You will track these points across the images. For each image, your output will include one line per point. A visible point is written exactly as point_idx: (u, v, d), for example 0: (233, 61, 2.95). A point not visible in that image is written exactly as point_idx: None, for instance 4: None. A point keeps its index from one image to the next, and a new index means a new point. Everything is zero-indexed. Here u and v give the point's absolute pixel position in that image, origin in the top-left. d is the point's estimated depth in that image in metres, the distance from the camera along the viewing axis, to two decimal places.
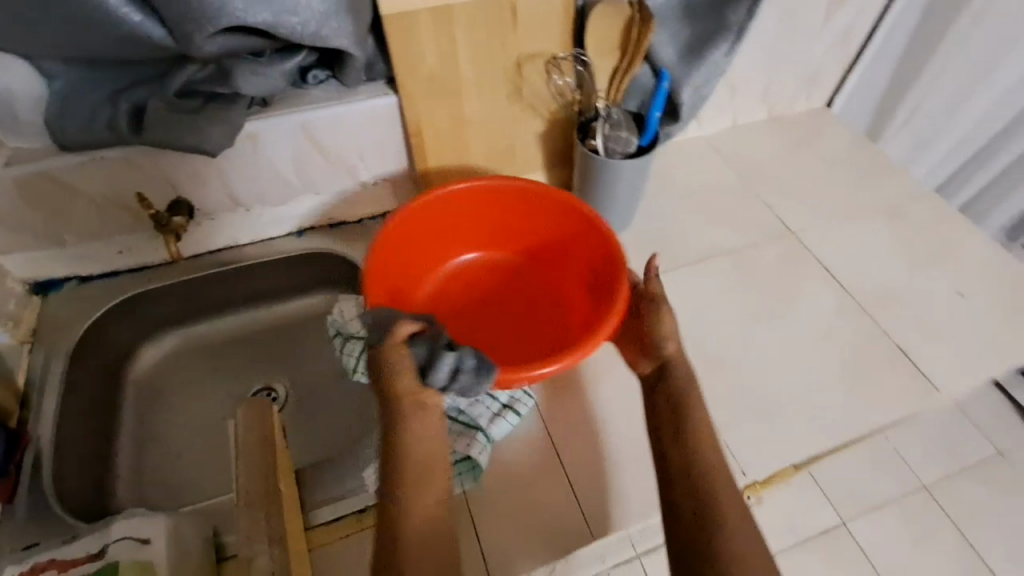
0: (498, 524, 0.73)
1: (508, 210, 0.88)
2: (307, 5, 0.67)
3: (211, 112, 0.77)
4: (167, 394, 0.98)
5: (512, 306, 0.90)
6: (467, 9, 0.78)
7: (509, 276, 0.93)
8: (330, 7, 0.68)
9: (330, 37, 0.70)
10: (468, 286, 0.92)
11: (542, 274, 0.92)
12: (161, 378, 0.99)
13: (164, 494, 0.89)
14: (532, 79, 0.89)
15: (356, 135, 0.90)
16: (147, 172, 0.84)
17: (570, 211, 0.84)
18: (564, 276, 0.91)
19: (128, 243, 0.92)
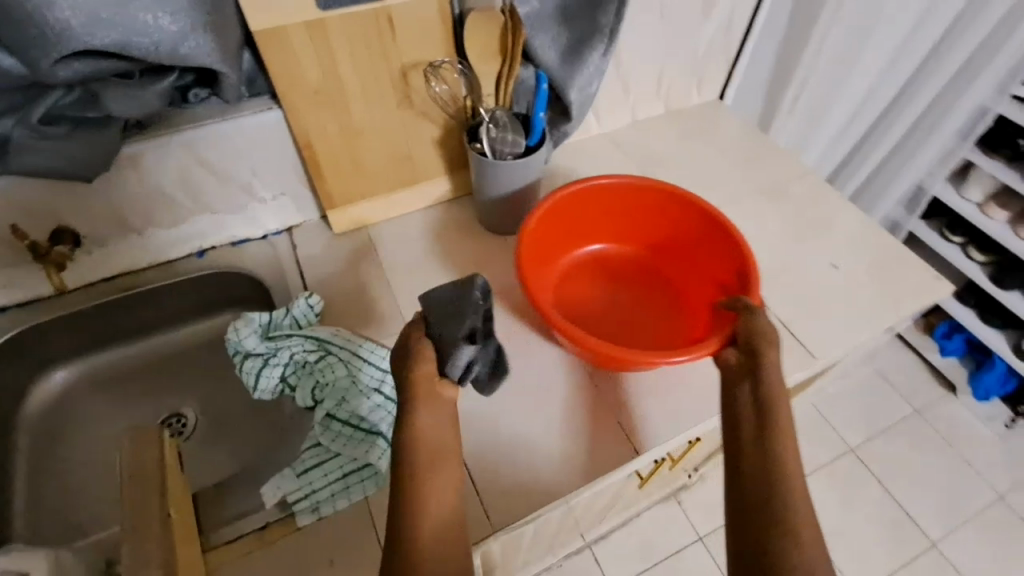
0: None
1: (669, 217, 0.97)
2: (159, 25, 0.67)
3: (82, 138, 0.76)
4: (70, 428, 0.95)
5: (640, 297, 0.98)
6: (341, 22, 0.79)
7: (649, 276, 1.01)
8: (187, 25, 0.68)
9: (191, 55, 0.70)
10: (604, 278, 1.00)
11: (666, 277, 1.00)
12: (61, 412, 0.95)
13: (66, 533, 0.85)
14: (419, 87, 0.91)
15: (245, 150, 0.90)
16: (20, 201, 0.81)
17: (703, 221, 0.93)
18: (678, 284, 0.99)
19: (12, 276, 0.88)
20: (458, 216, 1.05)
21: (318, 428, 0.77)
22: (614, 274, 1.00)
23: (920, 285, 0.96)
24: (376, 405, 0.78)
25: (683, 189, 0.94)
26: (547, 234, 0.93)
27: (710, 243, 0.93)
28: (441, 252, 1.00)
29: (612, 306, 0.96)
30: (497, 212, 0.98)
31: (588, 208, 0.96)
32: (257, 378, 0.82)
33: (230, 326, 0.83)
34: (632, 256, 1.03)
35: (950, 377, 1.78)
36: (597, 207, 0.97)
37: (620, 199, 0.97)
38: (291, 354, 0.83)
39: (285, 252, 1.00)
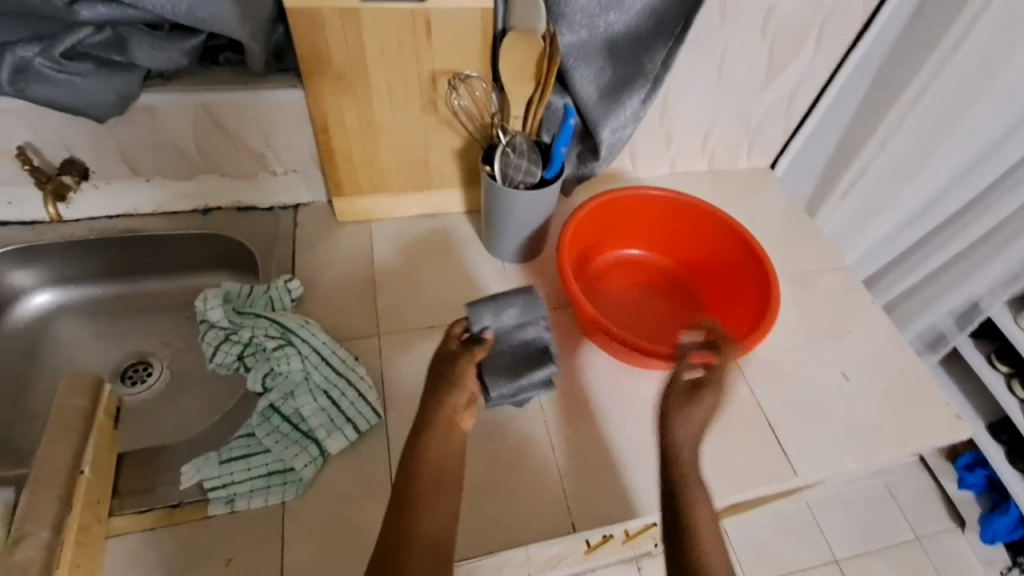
0: (309, 547, 0.67)
1: (709, 237, 0.93)
2: None
3: (106, 78, 0.77)
4: (37, 355, 0.94)
5: (664, 312, 0.94)
6: (377, 15, 0.78)
7: (677, 293, 0.96)
8: None
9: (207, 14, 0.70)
10: (635, 283, 0.96)
11: (696, 298, 0.96)
12: (33, 337, 0.94)
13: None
14: (446, 95, 0.88)
15: (263, 120, 0.89)
16: (38, 126, 0.83)
17: (743, 248, 0.90)
18: (705, 307, 0.94)
19: (19, 195, 0.90)
20: (463, 231, 1.02)
21: (257, 418, 0.75)
22: (645, 283, 0.97)
23: (935, 419, 0.87)
24: (319, 408, 0.75)
25: (735, 219, 0.91)
26: (596, 228, 0.92)
27: (741, 270, 0.90)
28: (435, 263, 0.97)
29: (637, 311, 0.93)
30: (500, 236, 0.94)
31: (635, 214, 0.93)
32: (216, 348, 0.83)
33: (197, 297, 0.85)
34: (668, 270, 0.98)
35: (961, 511, 1.62)
36: (644, 215, 0.94)
37: (667, 213, 0.94)
38: (254, 334, 0.81)
39: (285, 228, 0.99)
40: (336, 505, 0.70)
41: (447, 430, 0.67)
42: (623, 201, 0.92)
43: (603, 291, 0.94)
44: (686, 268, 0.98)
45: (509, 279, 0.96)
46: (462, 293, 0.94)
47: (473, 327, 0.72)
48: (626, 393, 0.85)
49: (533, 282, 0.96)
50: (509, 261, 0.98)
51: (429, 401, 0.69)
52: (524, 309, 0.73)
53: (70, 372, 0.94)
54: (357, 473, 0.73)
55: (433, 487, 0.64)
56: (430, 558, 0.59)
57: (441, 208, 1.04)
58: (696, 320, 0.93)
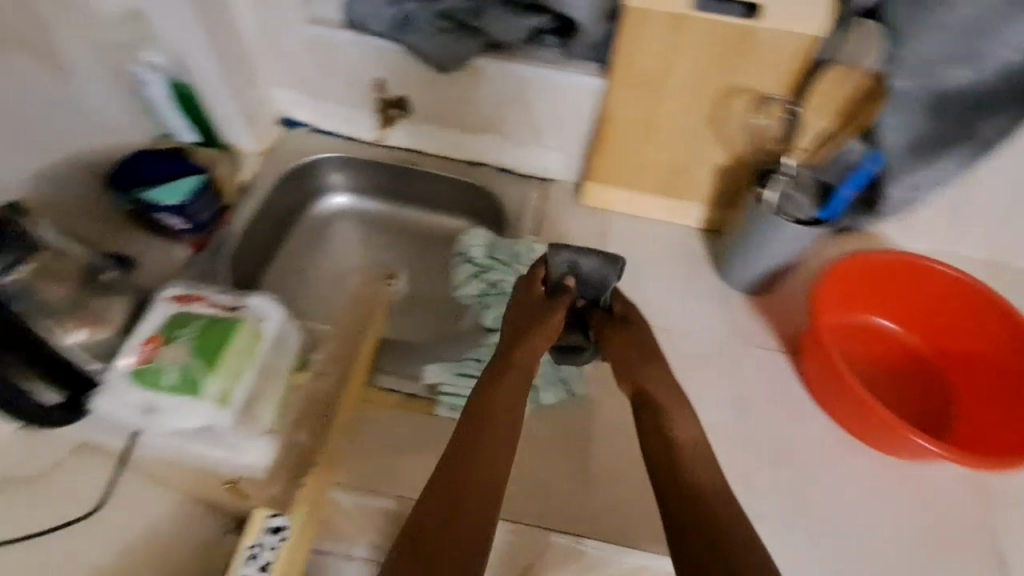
0: (520, 476, 0.77)
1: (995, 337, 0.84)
2: None
3: (453, 40, 0.90)
4: (319, 241, 1.13)
5: (910, 392, 0.86)
6: (702, 25, 0.81)
7: (931, 382, 0.87)
8: None
9: None
10: (885, 351, 0.90)
11: (952, 395, 0.86)
12: (321, 227, 1.14)
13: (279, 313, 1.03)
14: (733, 112, 0.90)
15: (558, 100, 0.99)
16: (391, 65, 0.98)
17: None
18: (959, 408, 0.84)
19: (353, 114, 1.08)
20: (695, 247, 1.04)
21: (487, 348, 0.85)
22: (896, 356, 0.90)
23: None
24: (542, 359, 0.83)
25: None
26: (865, 280, 0.89)
27: None
28: (661, 268, 1.01)
29: (877, 379, 0.87)
30: (741, 264, 0.95)
31: (914, 283, 0.88)
32: (462, 281, 0.94)
33: (466, 232, 0.95)
34: (928, 356, 0.90)
35: None
36: (924, 288, 0.88)
37: (954, 294, 0.86)
38: (499, 279, 0.92)
39: (534, 198, 1.10)
40: (546, 448, 0.80)
41: (513, 376, 0.68)
42: (907, 266, 0.87)
43: (848, 343, 0.89)
44: (951, 360, 0.89)
45: (729, 305, 0.97)
46: (682, 304, 0.97)
47: (555, 271, 0.77)
48: (833, 460, 0.84)
49: (751, 316, 0.96)
50: (734, 287, 0.98)
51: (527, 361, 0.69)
52: (593, 268, 0.76)
53: (341, 260, 1.11)
54: (566, 429, 0.82)
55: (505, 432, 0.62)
56: (481, 496, 0.56)
57: (679, 217, 1.06)
58: (944, 417, 0.83)
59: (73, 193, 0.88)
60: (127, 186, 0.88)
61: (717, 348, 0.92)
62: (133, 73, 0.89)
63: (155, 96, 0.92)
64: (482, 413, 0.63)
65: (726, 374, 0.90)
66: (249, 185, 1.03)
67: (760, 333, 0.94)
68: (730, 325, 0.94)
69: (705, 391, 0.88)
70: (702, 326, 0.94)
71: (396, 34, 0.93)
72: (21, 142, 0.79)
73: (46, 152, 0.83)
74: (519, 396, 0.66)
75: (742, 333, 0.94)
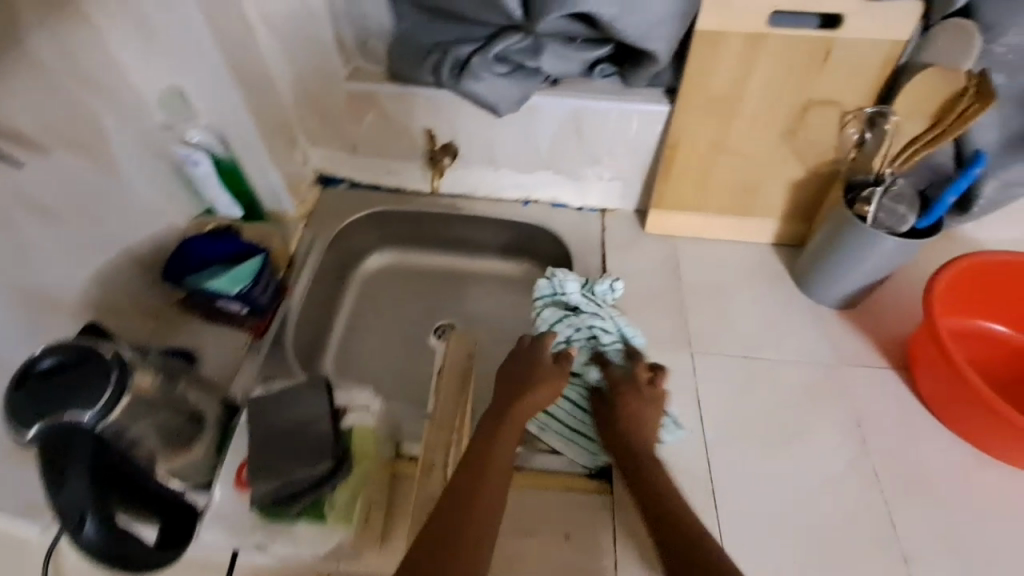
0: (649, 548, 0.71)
1: None
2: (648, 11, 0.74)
3: (517, 80, 0.87)
4: (376, 299, 1.07)
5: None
6: (778, 41, 0.78)
7: None
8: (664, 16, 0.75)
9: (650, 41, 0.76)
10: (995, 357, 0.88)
11: None
12: (376, 284, 1.09)
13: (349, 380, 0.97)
14: (814, 126, 0.86)
15: (618, 129, 0.94)
16: (440, 114, 0.95)
17: None
18: None
19: (398, 167, 1.06)
20: (772, 265, 1.00)
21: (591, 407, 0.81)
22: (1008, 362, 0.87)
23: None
24: None
25: None
26: (979, 283, 0.86)
27: None
28: (746, 291, 0.96)
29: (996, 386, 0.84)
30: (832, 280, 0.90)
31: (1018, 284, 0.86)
32: (550, 327, 0.86)
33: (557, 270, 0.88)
34: None
35: None
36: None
37: None
38: (586, 324, 0.85)
39: (596, 230, 1.07)
40: None
41: (488, 468, 0.66)
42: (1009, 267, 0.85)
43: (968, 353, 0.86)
44: None
45: (826, 324, 0.92)
46: (776, 329, 0.92)
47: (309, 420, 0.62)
48: (969, 483, 0.78)
49: (853, 333, 0.91)
50: (823, 303, 0.94)
51: (486, 451, 0.68)
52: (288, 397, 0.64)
53: (403, 319, 1.05)
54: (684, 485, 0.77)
55: (474, 504, 0.62)
56: (439, 566, 0.56)
57: (750, 236, 1.02)
58: None
59: (129, 290, 0.83)
60: (183, 279, 0.84)
61: (824, 376, 0.87)
62: (178, 155, 0.84)
63: (202, 175, 0.87)
64: (466, 504, 0.61)
65: (840, 399, 0.85)
66: (303, 251, 1.00)
67: (861, 353, 0.89)
68: (829, 347, 0.90)
69: (820, 423, 0.83)
70: (804, 350, 0.89)
71: (455, 82, 0.88)
72: (77, 247, 0.74)
73: (100, 252, 0.78)
74: (500, 480, 0.66)
75: (848, 355, 0.89)
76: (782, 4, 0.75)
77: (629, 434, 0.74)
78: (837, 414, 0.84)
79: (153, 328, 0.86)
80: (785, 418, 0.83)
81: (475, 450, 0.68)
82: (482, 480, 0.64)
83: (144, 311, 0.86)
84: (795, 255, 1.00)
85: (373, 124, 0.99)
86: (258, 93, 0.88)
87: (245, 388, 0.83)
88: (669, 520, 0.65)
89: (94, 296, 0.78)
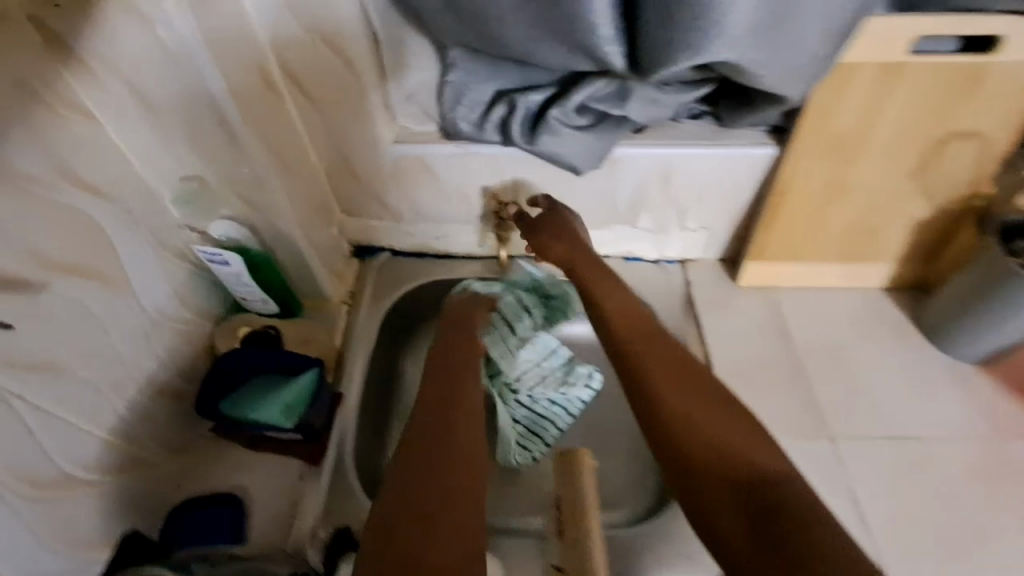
0: None
1: None
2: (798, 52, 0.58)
3: (600, 133, 0.73)
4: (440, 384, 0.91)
5: None
6: (923, 70, 0.65)
7: None
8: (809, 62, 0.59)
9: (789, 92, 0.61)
10: None
11: None
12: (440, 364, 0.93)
13: None
14: (951, 161, 0.73)
15: (714, 177, 0.81)
16: (503, 175, 0.82)
17: None
18: None
19: (448, 232, 0.91)
20: (890, 314, 0.87)
21: None
22: None
23: None
24: None
25: None
26: None
27: None
28: (870, 351, 0.84)
29: None
30: (972, 336, 0.79)
31: None
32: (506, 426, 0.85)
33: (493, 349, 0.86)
34: None
35: None
36: None
37: None
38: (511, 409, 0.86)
39: (679, 286, 0.93)
40: None
41: (458, 394, 0.61)
42: None
43: None
44: None
45: (970, 385, 0.81)
46: (910, 397, 0.80)
47: None
48: None
49: (1000, 395, 0.80)
50: (965, 360, 0.83)
51: (449, 367, 0.65)
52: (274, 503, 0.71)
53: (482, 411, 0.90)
54: None
55: (441, 423, 0.56)
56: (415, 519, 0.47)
57: (861, 281, 0.89)
58: None
59: (154, 427, 0.68)
60: (219, 411, 0.69)
61: (978, 453, 0.75)
62: (200, 257, 0.70)
63: (230, 275, 0.73)
64: (435, 427, 0.55)
65: (1013, 483, 0.73)
66: (348, 346, 0.84)
67: (1014, 418, 0.78)
68: (975, 414, 0.78)
69: (985, 514, 0.71)
70: (947, 422, 0.78)
71: (526, 138, 0.74)
72: (94, 398, 0.59)
73: (121, 396, 0.63)
74: (475, 395, 0.62)
75: (998, 423, 0.78)
76: (927, 29, 0.61)
77: (644, 330, 0.65)
78: (1005, 500, 0.72)
79: (188, 464, 0.72)
80: (944, 509, 0.72)
81: (445, 359, 0.67)
82: (459, 404, 0.59)
83: (175, 446, 0.71)
84: (913, 300, 0.88)
85: (422, 190, 0.85)
86: (292, 172, 0.73)
87: (310, 535, 0.69)
88: (703, 419, 0.55)
89: (117, 448, 0.63)
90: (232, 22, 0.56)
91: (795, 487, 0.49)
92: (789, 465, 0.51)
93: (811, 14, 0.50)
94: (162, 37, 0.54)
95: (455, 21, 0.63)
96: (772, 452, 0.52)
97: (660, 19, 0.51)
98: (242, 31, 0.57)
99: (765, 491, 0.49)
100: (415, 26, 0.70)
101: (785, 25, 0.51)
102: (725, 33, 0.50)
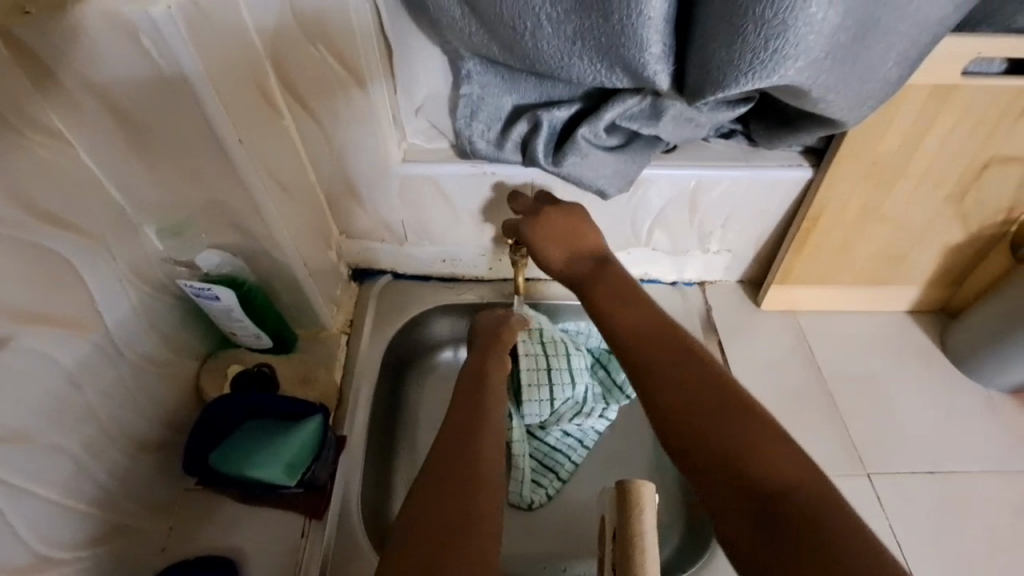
0: None
1: None
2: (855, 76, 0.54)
3: (630, 153, 0.68)
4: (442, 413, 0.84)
5: None
6: (973, 93, 0.61)
7: None
8: None
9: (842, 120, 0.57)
10: None
11: None
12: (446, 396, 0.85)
13: None
14: (989, 187, 0.70)
15: (743, 200, 0.76)
16: (520, 195, 0.75)
17: None
18: None
19: (456, 254, 0.84)
20: (917, 340, 0.85)
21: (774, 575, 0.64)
22: None
23: None
24: None
25: None
26: None
27: None
28: (898, 379, 0.81)
29: None
30: (1005, 365, 0.77)
31: None
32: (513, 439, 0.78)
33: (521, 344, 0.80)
34: None
35: None
36: None
37: None
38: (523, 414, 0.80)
39: (700, 310, 0.88)
40: None
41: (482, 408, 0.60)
42: None
43: None
44: None
45: (1001, 414, 0.78)
46: (942, 428, 0.77)
47: None
48: None
49: None
50: (995, 389, 0.80)
51: (475, 383, 0.64)
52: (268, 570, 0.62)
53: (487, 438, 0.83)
54: None
55: (469, 441, 0.55)
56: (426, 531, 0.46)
57: (886, 304, 0.86)
58: None
59: (130, 483, 0.60)
60: (208, 465, 0.62)
61: (1014, 488, 0.73)
62: (187, 291, 0.64)
63: (220, 311, 0.65)
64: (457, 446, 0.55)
65: None
66: (350, 382, 0.76)
67: None
68: (1008, 446, 0.76)
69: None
70: (981, 455, 0.75)
71: (550, 158, 0.69)
72: (56, 459, 0.51)
73: (90, 451, 0.55)
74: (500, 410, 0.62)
75: None
76: (985, 49, 0.57)
77: (653, 330, 0.60)
78: None
79: (170, 522, 0.64)
80: (986, 549, 0.69)
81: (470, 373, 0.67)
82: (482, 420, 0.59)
83: (155, 503, 0.63)
84: (939, 324, 0.86)
85: (430, 210, 0.78)
86: (289, 194, 0.66)
87: None
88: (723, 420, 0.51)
89: (86, 512, 0.55)
90: (223, 28, 0.49)
91: (812, 494, 0.44)
92: (810, 466, 0.46)
93: (888, 39, 0.48)
94: (153, 55, 0.45)
95: (478, 28, 0.57)
96: (796, 460, 0.47)
97: (730, 43, 0.46)
98: (233, 34, 0.50)
99: (780, 500, 0.44)
100: (427, 34, 0.63)
101: (860, 50, 0.48)
102: (803, 59, 0.45)
